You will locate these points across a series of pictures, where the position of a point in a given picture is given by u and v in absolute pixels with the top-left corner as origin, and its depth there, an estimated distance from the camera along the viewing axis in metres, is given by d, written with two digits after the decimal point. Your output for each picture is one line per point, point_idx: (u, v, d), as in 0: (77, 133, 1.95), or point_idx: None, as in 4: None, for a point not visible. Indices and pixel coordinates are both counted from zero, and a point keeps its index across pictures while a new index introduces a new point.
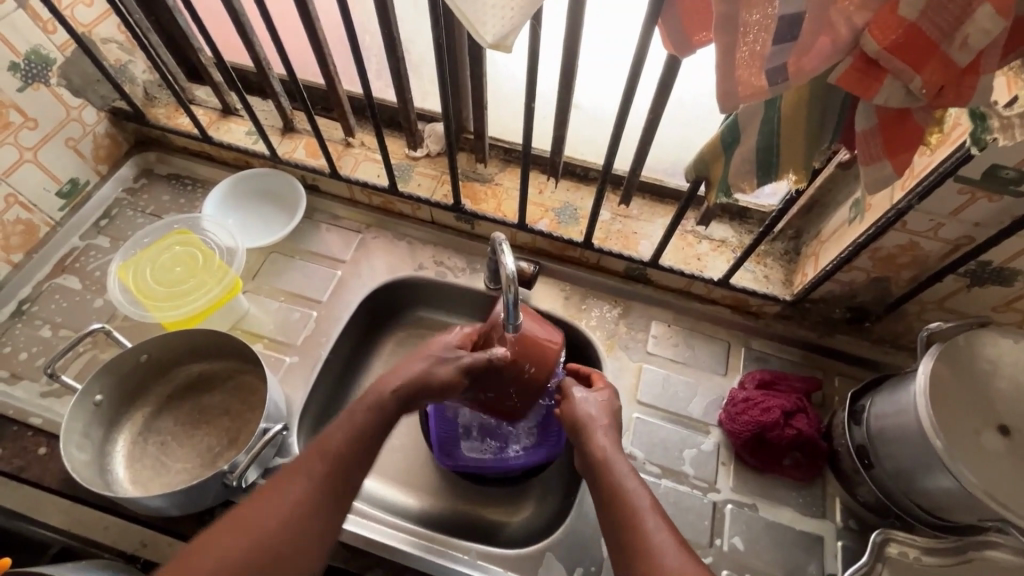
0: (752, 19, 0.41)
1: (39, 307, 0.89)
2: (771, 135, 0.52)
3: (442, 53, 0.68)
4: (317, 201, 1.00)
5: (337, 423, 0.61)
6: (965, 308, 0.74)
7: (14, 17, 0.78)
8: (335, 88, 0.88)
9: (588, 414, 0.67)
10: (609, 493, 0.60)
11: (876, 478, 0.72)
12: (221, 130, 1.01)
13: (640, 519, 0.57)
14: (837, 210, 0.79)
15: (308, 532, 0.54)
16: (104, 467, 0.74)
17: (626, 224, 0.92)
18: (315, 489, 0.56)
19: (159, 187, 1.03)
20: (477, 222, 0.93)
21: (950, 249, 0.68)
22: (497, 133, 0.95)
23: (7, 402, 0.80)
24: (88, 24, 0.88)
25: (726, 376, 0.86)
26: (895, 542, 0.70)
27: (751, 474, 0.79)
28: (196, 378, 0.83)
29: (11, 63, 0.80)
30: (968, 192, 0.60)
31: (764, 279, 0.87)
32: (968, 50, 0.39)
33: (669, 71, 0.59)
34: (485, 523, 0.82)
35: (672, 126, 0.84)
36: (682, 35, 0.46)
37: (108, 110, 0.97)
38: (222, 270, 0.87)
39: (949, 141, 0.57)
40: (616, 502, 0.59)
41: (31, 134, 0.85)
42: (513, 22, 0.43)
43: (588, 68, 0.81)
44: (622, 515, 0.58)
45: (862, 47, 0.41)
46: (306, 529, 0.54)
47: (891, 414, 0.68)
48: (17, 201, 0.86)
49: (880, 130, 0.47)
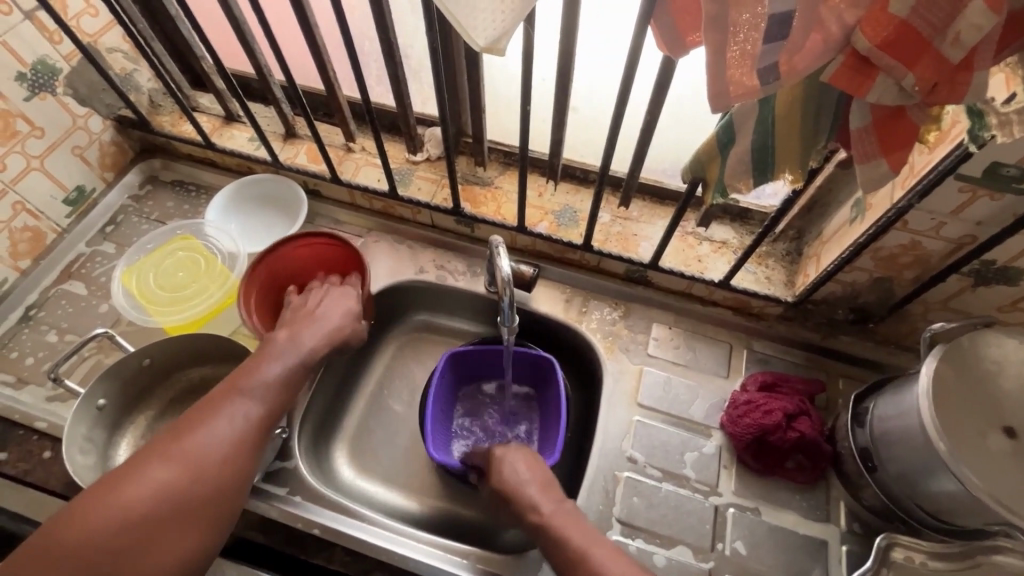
0: (741, 18, 0.41)
1: (46, 313, 0.90)
2: (767, 135, 0.52)
3: (437, 57, 0.68)
4: (319, 206, 1.01)
5: (264, 362, 0.69)
6: (970, 307, 0.73)
7: (21, 28, 0.80)
8: (334, 93, 0.89)
9: (514, 478, 0.69)
10: (550, 542, 0.62)
11: (880, 481, 0.71)
12: (224, 137, 1.02)
13: (580, 550, 0.60)
14: (838, 210, 0.78)
15: (240, 451, 0.62)
16: (107, 470, 0.75)
17: (626, 226, 0.91)
18: (246, 417, 0.63)
19: (164, 194, 1.04)
20: (477, 226, 0.94)
21: (953, 248, 0.67)
22: (496, 137, 0.96)
23: (15, 407, 0.81)
24: (94, 34, 0.89)
25: (728, 378, 0.86)
26: (900, 546, 0.69)
27: (753, 477, 0.78)
28: (197, 383, 0.84)
29: (18, 73, 0.81)
30: (968, 190, 0.59)
31: (766, 280, 0.86)
32: (960, 46, 0.39)
33: (664, 72, 0.59)
34: (486, 526, 0.82)
35: (671, 127, 0.84)
36: (675, 36, 0.46)
37: (113, 118, 0.98)
38: (224, 273, 0.90)
39: (948, 138, 0.56)
40: (558, 558, 0.60)
41: (38, 143, 0.86)
42: (505, 25, 0.43)
43: (586, 69, 0.81)
44: (563, 561, 0.60)
45: (854, 45, 0.41)
46: (237, 449, 0.61)
47: (894, 416, 0.67)
48: (25, 208, 0.87)
49: (875, 128, 0.46)
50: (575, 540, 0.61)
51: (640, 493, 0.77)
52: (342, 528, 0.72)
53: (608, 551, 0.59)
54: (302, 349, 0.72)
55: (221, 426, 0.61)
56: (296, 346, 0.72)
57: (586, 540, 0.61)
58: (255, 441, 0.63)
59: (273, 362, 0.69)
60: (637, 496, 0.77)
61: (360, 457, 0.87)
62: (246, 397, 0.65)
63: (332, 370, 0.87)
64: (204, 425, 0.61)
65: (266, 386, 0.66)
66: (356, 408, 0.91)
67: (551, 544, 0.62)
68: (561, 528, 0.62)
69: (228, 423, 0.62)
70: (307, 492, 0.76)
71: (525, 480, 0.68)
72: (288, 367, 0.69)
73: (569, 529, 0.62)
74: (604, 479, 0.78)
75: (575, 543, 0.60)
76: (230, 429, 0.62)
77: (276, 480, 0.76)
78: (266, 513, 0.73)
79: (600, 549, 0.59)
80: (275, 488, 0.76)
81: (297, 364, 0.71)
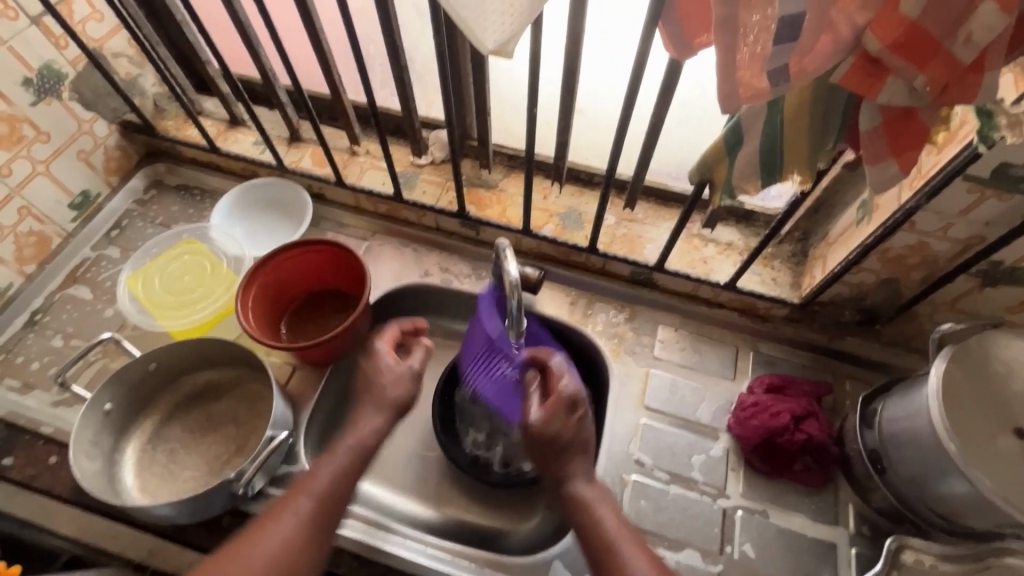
0: (752, 20, 0.41)
1: (51, 318, 0.90)
2: (775, 136, 0.52)
3: (443, 60, 0.68)
4: (324, 209, 1.01)
5: (325, 456, 0.65)
6: (977, 308, 0.73)
7: (28, 33, 0.80)
8: (340, 97, 0.89)
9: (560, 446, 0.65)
10: (591, 536, 0.61)
11: (889, 483, 0.71)
12: (228, 141, 1.02)
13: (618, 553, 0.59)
14: (844, 211, 0.78)
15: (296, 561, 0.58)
16: (113, 475, 0.75)
17: (631, 228, 0.91)
18: (302, 522, 0.60)
19: (168, 198, 1.04)
20: (482, 229, 0.93)
21: (960, 249, 0.67)
22: (500, 140, 0.96)
23: (20, 411, 0.81)
24: (100, 39, 0.89)
25: (735, 380, 0.85)
26: (910, 549, 0.69)
27: (761, 480, 0.78)
28: (203, 387, 0.84)
29: (24, 78, 0.81)
30: (977, 191, 0.59)
31: (772, 282, 0.86)
32: (971, 46, 0.39)
33: (671, 75, 0.59)
34: (494, 531, 0.82)
35: (676, 129, 0.84)
36: (684, 38, 0.46)
37: (118, 123, 0.98)
38: (230, 277, 0.92)
39: (956, 139, 0.56)
40: (595, 552, 0.60)
41: (43, 147, 0.86)
42: (514, 28, 0.43)
43: (591, 72, 0.81)
44: (599, 553, 0.60)
45: (864, 46, 0.41)
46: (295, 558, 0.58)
47: (903, 418, 0.67)
48: (30, 213, 0.87)
49: (884, 129, 0.46)
50: (614, 539, 0.60)
51: (647, 496, 0.77)
52: (353, 536, 0.72)
53: (645, 562, 0.58)
54: (355, 447, 0.66)
55: (278, 533, 0.58)
56: (356, 437, 0.66)
57: (622, 539, 0.60)
58: (312, 546, 0.59)
59: (330, 464, 0.64)
60: (645, 499, 0.77)
61: None
62: (302, 500, 0.61)
63: (338, 374, 0.87)
64: (260, 535, 0.58)
65: (319, 494, 0.62)
66: None
67: (592, 536, 0.61)
68: (602, 525, 0.62)
69: (285, 522, 0.59)
70: None
71: (572, 443, 0.65)
72: (339, 471, 0.64)
73: (611, 526, 0.62)
74: (611, 482, 0.78)
75: (609, 533, 0.61)
76: (289, 528, 0.59)
77: (284, 483, 0.76)
78: None
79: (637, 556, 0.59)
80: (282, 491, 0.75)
81: (350, 462, 0.65)
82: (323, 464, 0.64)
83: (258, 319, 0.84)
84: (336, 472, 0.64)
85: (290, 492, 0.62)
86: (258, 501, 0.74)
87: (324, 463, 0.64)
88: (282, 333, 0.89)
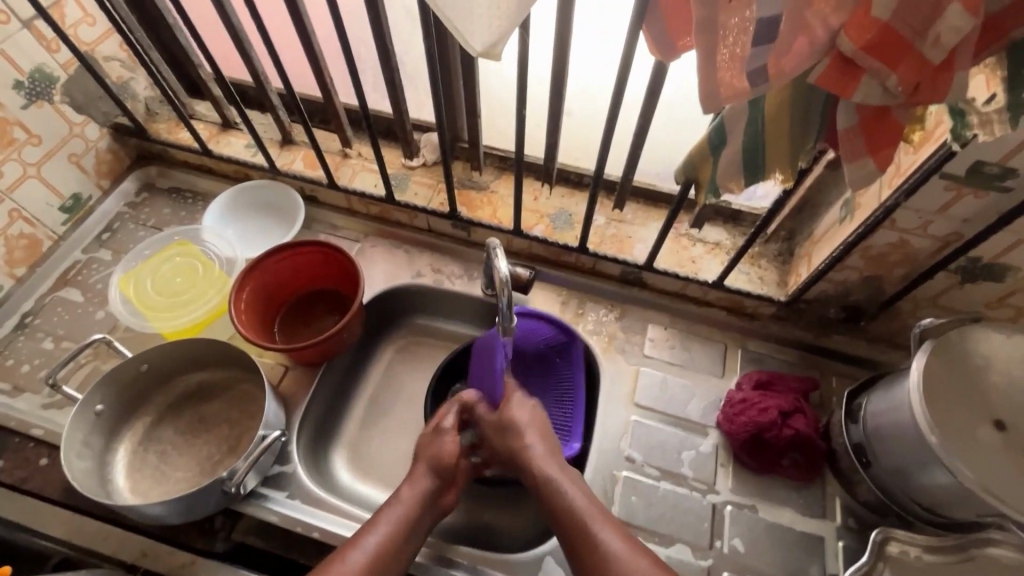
0: (731, 22, 0.42)
1: (41, 320, 0.90)
2: (757, 135, 0.53)
3: (434, 63, 0.70)
4: (316, 211, 1.02)
5: (385, 508, 0.66)
6: (958, 304, 0.74)
7: (19, 37, 0.80)
8: (332, 100, 0.90)
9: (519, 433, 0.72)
10: (563, 517, 0.64)
11: (874, 476, 0.72)
12: (220, 144, 1.03)
13: (591, 533, 0.62)
14: (828, 211, 0.80)
15: None
16: (104, 476, 0.75)
17: (620, 228, 0.93)
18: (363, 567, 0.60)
19: (160, 201, 1.05)
20: (473, 229, 0.94)
21: (940, 246, 0.68)
22: (491, 142, 0.97)
23: (9, 414, 0.81)
24: (92, 42, 0.90)
25: (723, 377, 0.87)
26: (895, 541, 0.70)
27: (750, 476, 0.79)
28: (195, 388, 0.84)
29: (15, 82, 0.82)
30: (954, 189, 0.61)
31: (759, 280, 0.88)
32: (940, 47, 0.40)
33: (656, 77, 0.60)
34: (486, 528, 0.82)
35: (662, 131, 0.86)
36: (667, 39, 0.47)
37: (110, 126, 0.99)
38: (222, 278, 0.92)
39: (932, 138, 0.58)
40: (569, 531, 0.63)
41: (35, 150, 0.86)
42: (502, 30, 0.44)
43: (579, 75, 0.82)
44: (574, 532, 0.63)
45: (839, 47, 0.42)
46: None
47: (887, 411, 0.68)
48: (20, 215, 0.87)
49: (861, 127, 0.48)
50: (587, 517, 0.63)
51: (638, 492, 0.78)
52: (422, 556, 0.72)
53: (616, 534, 0.62)
54: (405, 517, 0.65)
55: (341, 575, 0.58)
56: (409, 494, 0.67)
57: (593, 516, 0.63)
58: None
59: (380, 528, 0.63)
60: (635, 495, 0.78)
61: (358, 461, 0.87)
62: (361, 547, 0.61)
63: (330, 375, 0.87)
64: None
65: (367, 560, 0.60)
66: (355, 412, 0.91)
67: (565, 521, 0.64)
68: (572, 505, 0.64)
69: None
70: (306, 495, 0.76)
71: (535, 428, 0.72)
72: (385, 534, 0.63)
73: (580, 502, 0.65)
74: (602, 478, 0.79)
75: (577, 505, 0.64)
76: None
77: (276, 483, 0.76)
78: (265, 517, 0.73)
79: (609, 531, 0.62)
80: (274, 491, 0.76)
81: (395, 528, 0.64)
82: (382, 520, 0.64)
83: (251, 318, 0.85)
84: (395, 525, 0.64)
85: (349, 542, 0.62)
86: (250, 501, 0.74)
87: (382, 519, 0.65)
88: (275, 334, 0.90)
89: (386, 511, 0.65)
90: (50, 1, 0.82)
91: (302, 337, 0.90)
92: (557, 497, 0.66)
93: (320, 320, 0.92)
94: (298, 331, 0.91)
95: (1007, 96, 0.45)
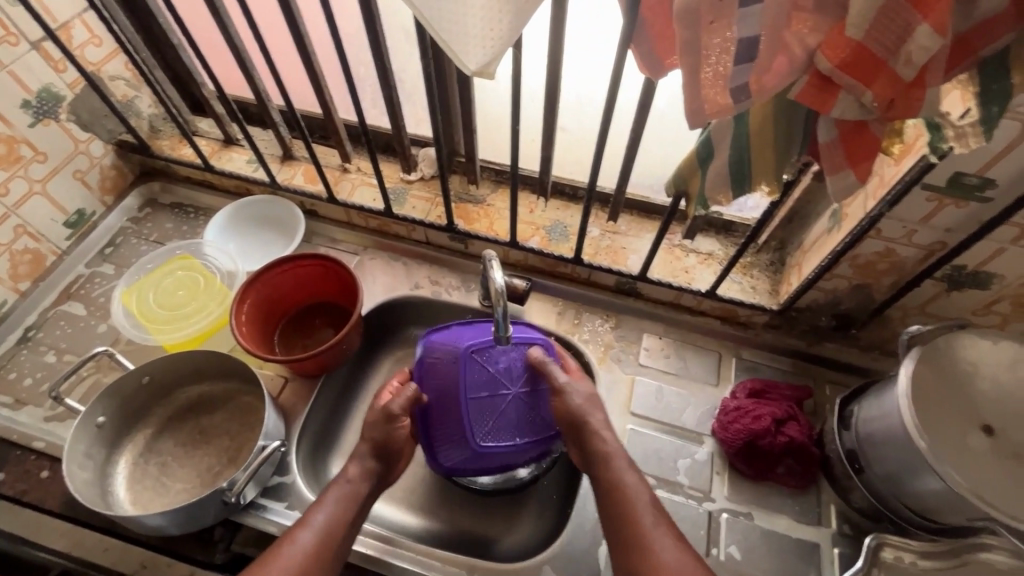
0: (713, 42, 0.44)
1: (44, 334, 0.91)
2: (742, 149, 0.55)
3: (430, 81, 0.72)
4: (316, 225, 1.03)
5: (329, 489, 0.66)
6: (945, 312, 0.76)
7: (28, 58, 0.83)
8: (332, 117, 0.92)
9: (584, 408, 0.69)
10: (611, 490, 0.64)
11: (867, 482, 0.73)
12: (222, 159, 1.05)
13: (636, 517, 0.61)
14: (817, 221, 0.81)
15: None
16: (105, 487, 0.75)
17: (615, 239, 0.94)
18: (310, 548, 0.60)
19: (162, 216, 1.06)
20: (470, 241, 0.96)
21: (925, 255, 0.70)
22: (488, 156, 0.99)
23: (11, 427, 0.81)
24: (97, 62, 0.92)
25: (718, 386, 0.88)
26: (889, 546, 0.70)
27: (745, 483, 0.80)
28: (196, 400, 0.85)
29: (23, 101, 0.84)
30: (935, 199, 0.63)
31: (751, 289, 0.89)
32: (911, 66, 0.42)
33: (645, 95, 0.62)
34: (483, 537, 0.83)
35: (654, 145, 0.88)
36: (654, 58, 0.49)
37: (114, 143, 1.01)
38: (223, 292, 0.94)
39: (912, 151, 0.60)
40: (627, 518, 0.62)
41: (40, 167, 0.88)
42: (495, 51, 0.45)
43: (573, 93, 0.84)
44: (627, 521, 0.61)
45: (816, 65, 0.44)
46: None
47: (878, 418, 0.69)
48: (25, 231, 0.89)
49: (841, 142, 0.50)
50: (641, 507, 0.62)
51: None
52: (380, 553, 0.73)
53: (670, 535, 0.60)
54: (344, 492, 0.65)
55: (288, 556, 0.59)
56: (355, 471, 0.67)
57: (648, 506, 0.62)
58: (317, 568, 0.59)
59: (327, 508, 0.64)
60: None
61: None
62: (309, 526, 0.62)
63: (329, 385, 0.88)
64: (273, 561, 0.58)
65: (316, 538, 0.61)
66: (353, 424, 0.92)
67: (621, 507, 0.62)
68: (623, 484, 0.64)
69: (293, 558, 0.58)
70: (305, 506, 0.76)
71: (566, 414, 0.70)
72: (333, 515, 0.63)
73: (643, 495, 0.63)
74: None
75: (629, 486, 0.63)
76: (291, 564, 0.58)
77: (276, 494, 0.77)
78: (265, 529, 0.74)
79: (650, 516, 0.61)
80: (274, 502, 0.76)
81: (342, 507, 0.64)
82: (325, 500, 0.64)
83: (251, 329, 0.86)
84: (339, 502, 0.64)
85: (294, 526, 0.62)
86: (250, 511, 0.75)
87: (326, 500, 0.65)
88: (275, 346, 0.91)
89: (337, 486, 0.66)
90: (59, 24, 0.84)
91: (300, 350, 0.91)
92: (612, 477, 0.64)
93: (318, 330, 0.93)
94: (296, 343, 0.92)
95: (979, 111, 0.47)
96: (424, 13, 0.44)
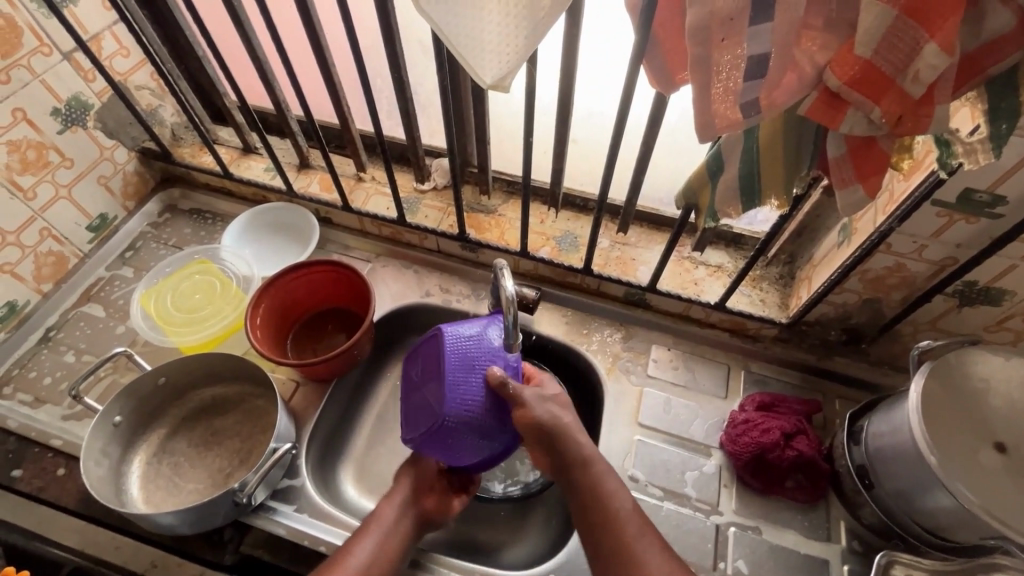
0: (723, 59, 0.45)
1: (64, 334, 0.94)
2: (752, 161, 0.56)
3: (446, 92, 0.73)
4: (331, 233, 1.05)
5: (375, 514, 0.68)
6: (957, 327, 0.76)
7: (60, 68, 0.86)
8: (349, 126, 0.95)
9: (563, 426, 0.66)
10: (591, 499, 0.64)
11: (876, 498, 0.72)
12: (241, 167, 1.07)
13: (621, 522, 0.63)
14: (827, 235, 0.82)
15: None
16: (119, 485, 0.77)
17: (625, 250, 0.95)
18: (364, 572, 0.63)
19: (181, 221, 1.09)
20: (481, 250, 0.97)
21: (936, 270, 0.70)
22: (500, 168, 1.01)
23: (30, 424, 0.83)
24: (125, 72, 0.96)
25: (727, 399, 0.87)
26: (900, 564, 0.69)
27: (754, 497, 0.79)
28: (210, 401, 0.86)
29: (53, 109, 0.87)
30: (945, 215, 0.63)
31: (761, 302, 0.89)
32: (920, 83, 0.42)
33: (657, 111, 0.63)
34: (490, 546, 0.83)
35: (663, 159, 0.89)
36: (666, 73, 0.50)
37: (138, 150, 1.03)
38: (239, 296, 0.95)
39: (922, 167, 0.61)
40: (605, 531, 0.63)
41: (67, 173, 0.91)
42: (511, 64, 0.47)
43: (584, 107, 0.86)
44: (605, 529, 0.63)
45: (825, 82, 0.45)
46: None
47: (888, 434, 0.68)
48: (50, 233, 0.92)
49: (850, 157, 0.50)
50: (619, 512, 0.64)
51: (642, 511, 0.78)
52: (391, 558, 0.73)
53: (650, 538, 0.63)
54: (389, 520, 0.68)
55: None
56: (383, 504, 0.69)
57: (621, 504, 0.64)
58: None
59: (371, 538, 0.66)
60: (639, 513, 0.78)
61: (364, 477, 0.88)
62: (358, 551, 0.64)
63: (341, 390, 0.90)
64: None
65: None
66: (362, 431, 0.93)
67: (593, 509, 0.64)
68: (601, 489, 0.65)
69: None
70: (314, 509, 0.77)
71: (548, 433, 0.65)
72: (374, 553, 0.65)
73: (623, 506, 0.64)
74: None
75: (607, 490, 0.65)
76: None
77: (285, 497, 0.78)
78: (274, 531, 0.75)
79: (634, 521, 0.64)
80: (283, 504, 0.77)
81: (382, 546, 0.66)
82: (372, 528, 0.66)
83: (265, 334, 0.87)
84: (384, 530, 0.67)
85: (342, 550, 0.64)
86: (259, 513, 0.76)
87: (372, 528, 0.67)
88: (287, 350, 0.92)
89: (375, 524, 0.67)
90: (90, 35, 0.88)
91: (313, 355, 0.92)
92: (586, 484, 0.65)
93: (330, 334, 0.95)
94: (309, 347, 0.93)
95: (988, 128, 0.47)
96: (441, 27, 0.45)
